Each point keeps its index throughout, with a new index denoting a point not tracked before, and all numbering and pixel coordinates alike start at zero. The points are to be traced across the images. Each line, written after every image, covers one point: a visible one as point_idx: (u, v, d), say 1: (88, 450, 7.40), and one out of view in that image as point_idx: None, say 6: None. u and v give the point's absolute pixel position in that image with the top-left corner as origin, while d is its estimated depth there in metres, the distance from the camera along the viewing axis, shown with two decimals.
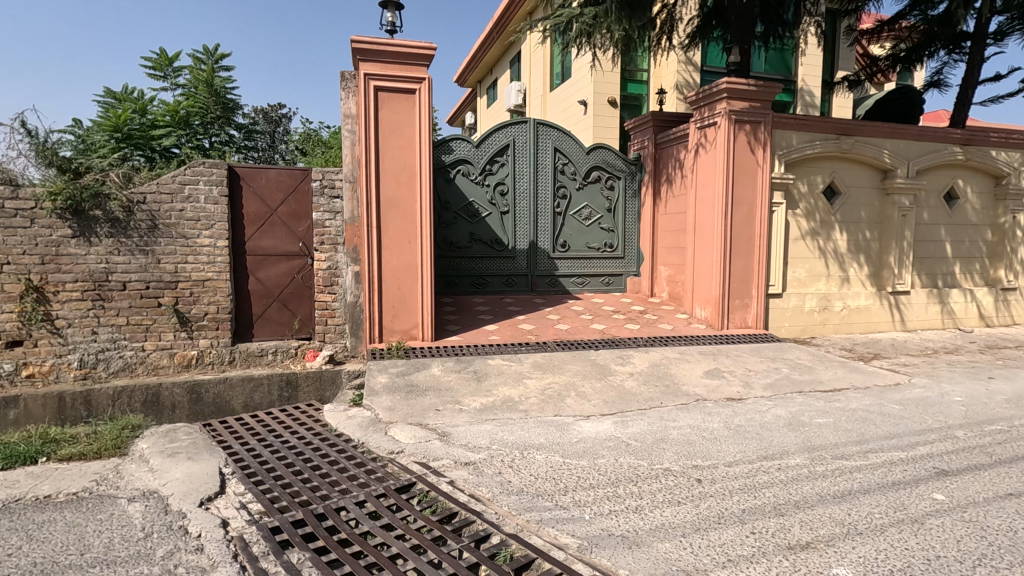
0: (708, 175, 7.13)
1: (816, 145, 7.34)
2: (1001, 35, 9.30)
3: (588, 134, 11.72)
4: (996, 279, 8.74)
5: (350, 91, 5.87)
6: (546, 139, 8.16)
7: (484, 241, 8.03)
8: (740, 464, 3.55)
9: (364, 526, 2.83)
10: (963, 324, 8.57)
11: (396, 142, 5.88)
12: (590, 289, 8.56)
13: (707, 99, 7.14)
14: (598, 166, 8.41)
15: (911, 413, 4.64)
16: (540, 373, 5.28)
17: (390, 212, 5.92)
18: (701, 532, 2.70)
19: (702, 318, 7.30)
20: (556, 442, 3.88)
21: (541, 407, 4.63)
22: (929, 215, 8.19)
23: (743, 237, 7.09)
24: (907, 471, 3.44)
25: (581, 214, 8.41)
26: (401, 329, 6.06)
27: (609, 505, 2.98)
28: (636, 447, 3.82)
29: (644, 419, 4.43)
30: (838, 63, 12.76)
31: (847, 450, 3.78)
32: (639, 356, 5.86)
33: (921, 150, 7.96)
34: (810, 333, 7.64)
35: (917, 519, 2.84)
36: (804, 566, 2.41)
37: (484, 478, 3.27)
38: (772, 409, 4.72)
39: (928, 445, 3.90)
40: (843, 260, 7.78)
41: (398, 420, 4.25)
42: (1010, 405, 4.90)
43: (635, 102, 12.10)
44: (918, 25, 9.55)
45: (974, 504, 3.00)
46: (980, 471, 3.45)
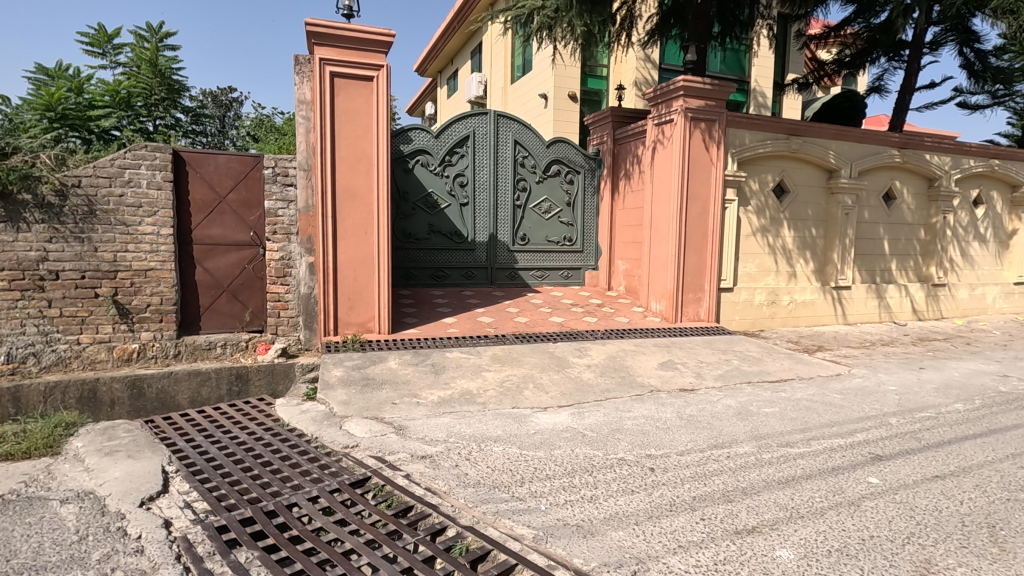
0: (665, 171, 7.27)
1: (767, 145, 7.59)
2: (936, 45, 9.84)
3: (548, 127, 11.76)
4: (928, 275, 9.28)
5: (305, 75, 5.63)
6: (506, 131, 8.14)
7: (443, 233, 7.96)
8: (692, 452, 3.65)
9: (317, 522, 2.77)
10: (898, 317, 9.08)
11: (352, 130, 5.74)
12: (549, 283, 8.61)
13: (665, 96, 7.27)
14: (557, 160, 8.45)
15: (850, 402, 4.89)
16: (499, 366, 5.28)
17: (347, 201, 5.78)
18: (653, 520, 2.76)
19: (657, 311, 7.45)
20: (514, 434, 3.89)
21: (499, 400, 4.63)
22: (870, 214, 8.61)
23: (697, 233, 7.28)
24: (845, 456, 3.62)
25: (540, 207, 8.44)
26: (356, 321, 5.95)
27: (565, 496, 3.01)
28: (592, 437, 3.88)
29: (601, 410, 4.50)
30: (788, 66, 13.25)
31: (791, 438, 3.95)
32: (596, 349, 5.94)
33: (863, 152, 8.35)
34: (759, 326, 7.93)
35: (854, 502, 2.99)
36: (750, 550, 2.51)
37: (440, 471, 3.25)
38: (722, 399, 4.88)
39: (865, 432, 4.12)
40: (791, 256, 8.09)
41: (354, 414, 4.17)
42: (938, 393, 5.24)
43: (595, 98, 12.22)
44: (862, 33, 10.00)
45: (905, 486, 3.19)
46: (910, 455, 3.67)
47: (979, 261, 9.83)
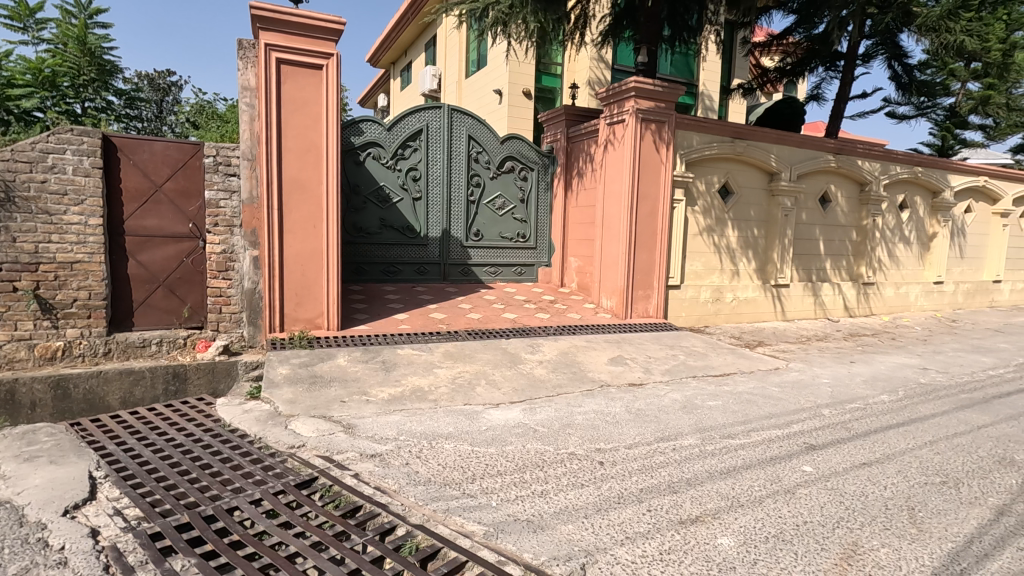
0: (616, 170, 7.39)
1: (714, 147, 7.84)
2: (868, 57, 10.44)
3: (503, 124, 11.75)
4: (859, 274, 9.86)
5: (249, 61, 5.44)
6: (460, 126, 8.08)
7: (395, 227, 7.83)
8: (639, 445, 3.75)
9: (259, 526, 2.67)
10: (832, 314, 9.61)
11: (300, 119, 5.54)
12: (503, 279, 8.63)
13: (617, 96, 7.39)
14: (511, 157, 8.46)
15: (788, 394, 5.14)
16: (451, 362, 5.25)
17: (294, 193, 5.58)
18: (602, 512, 2.82)
19: (608, 308, 7.60)
20: (465, 431, 3.88)
21: (451, 396, 4.60)
22: (807, 216, 9.06)
23: (647, 231, 7.45)
24: (782, 447, 3.80)
25: (494, 203, 8.43)
26: (304, 317, 5.77)
27: (515, 491, 3.03)
28: (543, 432, 3.92)
29: (552, 405, 4.55)
30: (734, 72, 13.74)
31: (733, 430, 4.11)
32: (548, 345, 6.00)
33: (802, 156, 8.77)
34: (704, 322, 8.22)
35: (789, 490, 3.15)
36: (693, 539, 2.59)
37: (390, 470, 3.21)
38: (668, 393, 5.03)
39: (801, 422, 4.34)
40: (734, 255, 8.41)
41: (300, 413, 4.04)
42: (866, 385, 5.58)
43: (549, 95, 12.29)
44: (802, 42, 10.49)
45: (835, 474, 3.38)
46: (841, 444, 3.89)
47: (904, 261, 10.51)
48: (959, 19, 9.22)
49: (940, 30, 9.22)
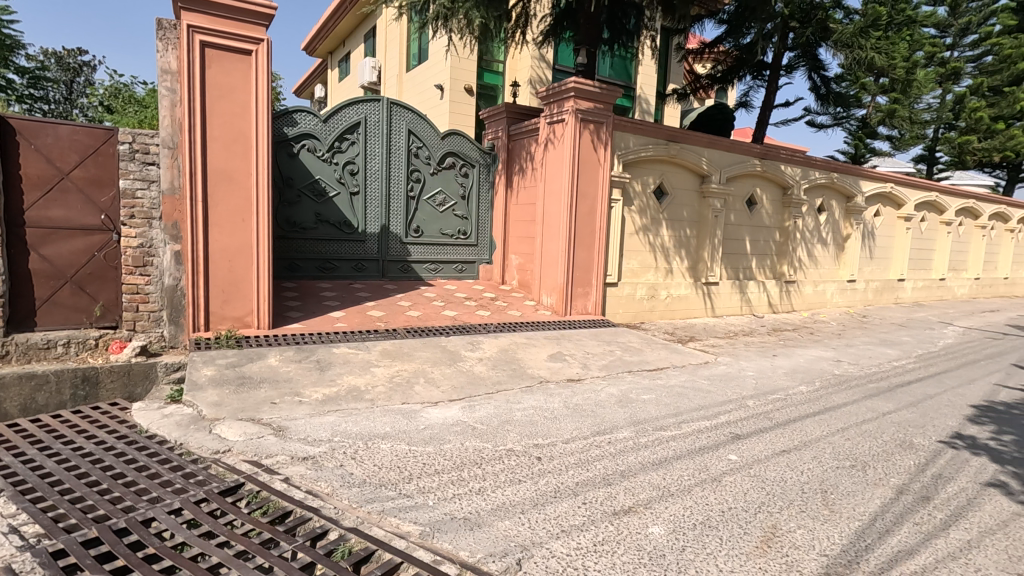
0: (556, 169, 7.49)
1: (649, 149, 8.09)
2: (791, 69, 11.07)
3: (444, 119, 11.63)
4: (781, 273, 10.47)
5: (170, 42, 5.09)
6: (400, 120, 7.92)
7: (331, 222, 7.59)
8: (577, 440, 3.82)
9: (179, 537, 2.51)
10: (757, 310, 10.16)
11: (227, 107, 5.26)
12: (443, 276, 8.55)
13: (557, 96, 7.48)
14: (452, 153, 8.38)
15: (716, 386, 5.40)
16: (389, 361, 5.14)
17: (221, 184, 5.29)
18: (538, 507, 2.84)
19: (548, 305, 7.69)
20: (403, 430, 3.82)
21: (389, 395, 4.51)
22: (735, 217, 9.53)
23: (586, 230, 7.59)
24: (710, 437, 3.98)
25: (435, 200, 8.33)
26: (232, 316, 5.49)
27: (453, 489, 3.00)
28: (482, 430, 3.91)
29: (492, 402, 4.56)
30: (669, 77, 14.24)
31: (665, 422, 4.27)
32: (488, 342, 6.00)
33: (731, 160, 9.20)
34: (640, 318, 8.48)
35: (716, 478, 3.29)
36: (626, 529, 2.67)
37: (323, 472, 3.10)
38: (605, 388, 5.16)
39: (728, 413, 4.57)
40: (668, 254, 8.72)
41: (226, 416, 3.84)
42: (786, 377, 5.95)
43: (491, 93, 12.28)
44: (731, 52, 10.99)
45: (758, 461, 3.58)
46: (763, 433, 4.12)
47: (821, 261, 11.26)
48: (869, 37, 9.95)
49: (853, 46, 9.92)
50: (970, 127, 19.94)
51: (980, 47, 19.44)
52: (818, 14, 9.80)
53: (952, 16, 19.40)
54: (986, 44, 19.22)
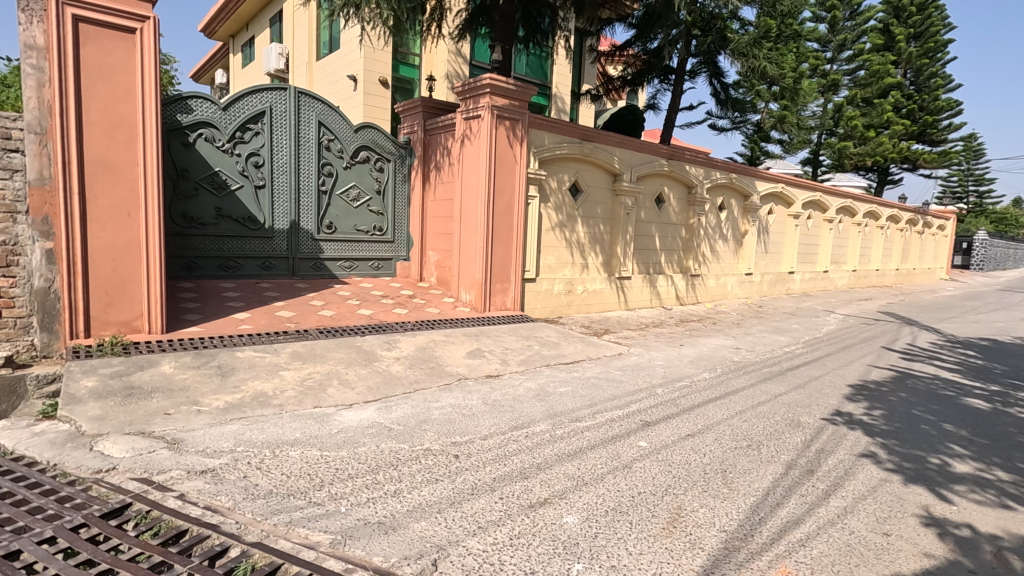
0: (473, 165, 7.45)
1: (564, 147, 8.26)
2: (694, 74, 11.72)
3: (358, 112, 11.25)
4: (688, 267, 11.11)
5: (36, 14, 4.44)
6: (309, 111, 7.57)
7: (234, 218, 7.11)
8: (494, 436, 3.83)
9: (51, 569, 2.22)
10: (666, 303, 10.71)
11: (108, 89, 4.77)
12: (358, 274, 8.28)
13: (472, 92, 7.45)
14: (366, 146, 8.12)
15: (629, 376, 5.64)
16: (299, 364, 4.90)
17: (101, 175, 4.79)
18: (455, 505, 2.82)
19: (467, 302, 7.66)
20: (314, 436, 3.65)
21: (299, 400, 4.30)
22: (645, 214, 9.98)
23: (503, 226, 7.62)
24: (622, 426, 4.14)
25: (348, 194, 8.04)
26: (118, 320, 5.00)
27: (367, 494, 2.91)
28: (398, 431, 3.83)
29: (408, 402, 4.46)
30: (583, 78, 14.65)
31: (581, 413, 4.39)
32: (406, 341, 5.88)
33: (641, 160, 9.61)
34: (557, 313, 8.66)
35: (627, 465, 3.43)
36: (541, 521, 2.71)
37: (224, 486, 2.90)
38: (523, 382, 5.23)
39: (639, 402, 4.78)
40: (584, 250, 8.97)
41: (111, 431, 3.49)
42: (692, 364, 6.33)
43: (407, 86, 12.03)
44: (640, 55, 11.46)
45: (665, 446, 3.77)
46: (670, 419, 4.35)
47: (723, 255, 12.06)
48: (761, 47, 10.76)
49: (748, 55, 10.68)
50: (848, 133, 22.13)
51: (855, 61, 21.60)
52: (717, 23, 10.63)
53: (831, 32, 21.41)
54: (859, 59, 21.38)
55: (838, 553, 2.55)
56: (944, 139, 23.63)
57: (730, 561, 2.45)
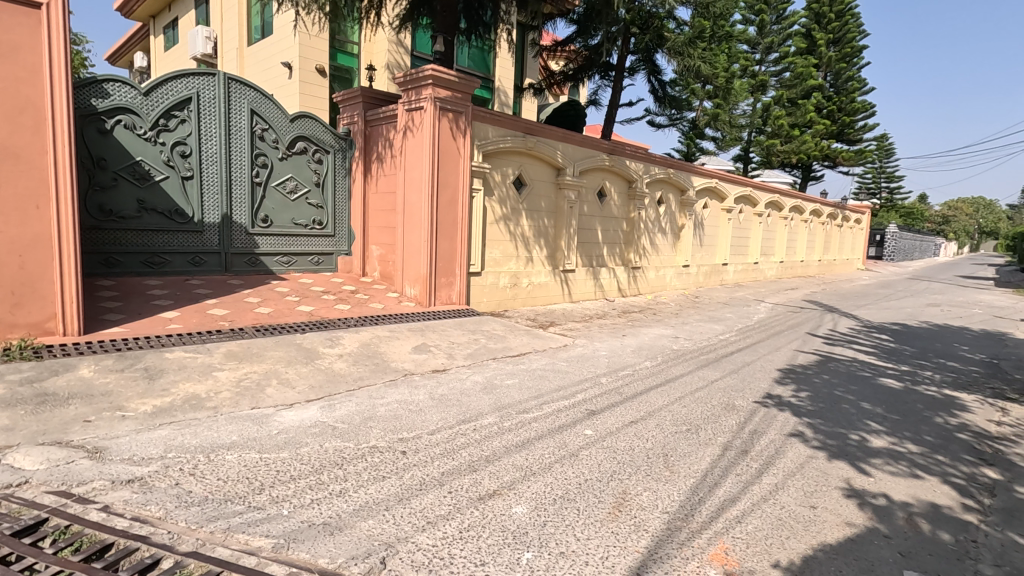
0: (416, 157, 7.33)
1: (507, 140, 8.27)
2: (633, 71, 12.01)
3: (293, 100, 10.82)
4: (629, 260, 11.42)
5: None
6: (240, 99, 7.20)
7: (160, 211, 6.69)
8: (442, 430, 3.81)
9: None
10: (609, 295, 10.97)
11: (10, 69, 4.34)
12: (297, 269, 7.98)
13: (414, 82, 7.31)
14: (303, 137, 7.83)
15: (574, 367, 5.75)
16: (234, 364, 4.67)
17: (4, 164, 4.35)
18: (403, 502, 2.78)
19: (412, 296, 7.55)
20: (253, 438, 3.50)
21: (235, 401, 4.10)
22: (588, 208, 10.16)
23: (448, 220, 7.54)
24: (568, 415, 4.21)
25: (284, 187, 7.73)
26: (28, 322, 4.59)
27: (311, 495, 2.82)
28: (343, 429, 3.73)
29: (352, 399, 4.35)
30: (526, 72, 14.72)
31: (528, 405, 4.43)
32: (349, 337, 5.73)
33: (583, 155, 9.77)
34: (503, 306, 8.69)
35: (574, 453, 3.50)
36: (490, 513, 2.72)
37: (154, 494, 2.73)
38: (470, 376, 5.22)
39: (584, 391, 4.88)
40: (528, 243, 9.03)
41: (21, 442, 3.20)
42: (634, 354, 6.53)
43: (346, 75, 11.68)
44: (581, 51, 11.64)
45: (610, 433, 3.87)
46: (614, 407, 4.46)
47: (662, 248, 12.47)
48: (695, 47, 11.16)
49: (683, 54, 11.07)
50: (775, 132, 23.40)
51: (780, 64, 22.82)
52: (655, 22, 10.78)
53: (760, 35, 22.49)
54: (785, 62, 22.61)
55: (771, 527, 2.70)
56: (860, 139, 25.38)
57: (673, 541, 2.55)
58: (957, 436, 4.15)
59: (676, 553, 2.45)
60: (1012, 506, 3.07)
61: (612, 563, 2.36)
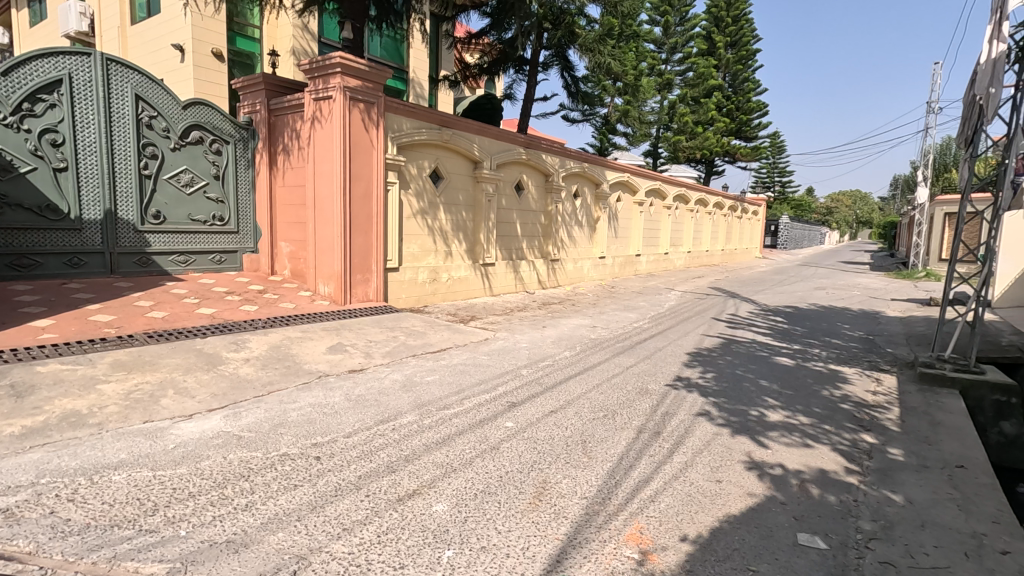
0: (325, 149, 6.99)
1: (422, 133, 8.09)
2: (546, 66, 12.17)
3: (187, 86, 9.98)
4: (548, 252, 11.62)
5: None
6: (122, 83, 6.54)
7: (28, 207, 5.94)
8: (359, 432, 3.67)
9: None
10: (529, 287, 11.11)
11: None
12: (196, 269, 7.39)
13: (321, 70, 6.96)
14: (198, 125, 7.24)
15: (494, 360, 5.76)
16: (122, 374, 4.25)
17: None
18: (316, 510, 2.65)
19: (325, 295, 7.23)
20: (145, 455, 3.19)
21: (124, 415, 3.71)
22: (506, 202, 10.20)
23: (362, 214, 7.27)
24: (489, 409, 4.20)
25: (177, 179, 7.13)
26: None
27: (213, 512, 2.61)
28: (248, 438, 3.49)
29: (261, 406, 4.08)
30: (441, 64, 14.51)
31: (449, 400, 4.38)
32: (256, 340, 5.38)
33: (499, 148, 9.78)
34: (422, 302, 8.54)
35: (495, 446, 3.50)
36: (410, 513, 2.66)
37: (22, 527, 2.41)
38: (389, 375, 5.08)
39: (505, 384, 4.89)
40: (447, 237, 8.93)
41: None
42: (554, 344, 6.65)
43: (246, 61, 10.94)
44: (495, 44, 11.60)
45: (529, 425, 3.90)
46: (534, 398, 4.51)
47: (579, 240, 12.79)
48: (605, 44, 11.58)
49: (594, 51, 11.41)
50: (680, 129, 24.77)
51: (684, 63, 24.12)
52: (566, 19, 10.86)
53: (665, 35, 23.60)
54: (688, 62, 23.94)
55: (682, 504, 2.84)
56: (755, 137, 27.37)
57: (591, 525, 2.61)
58: (841, 406, 4.59)
59: (594, 537, 2.51)
60: (885, 466, 3.43)
61: (532, 553, 2.38)
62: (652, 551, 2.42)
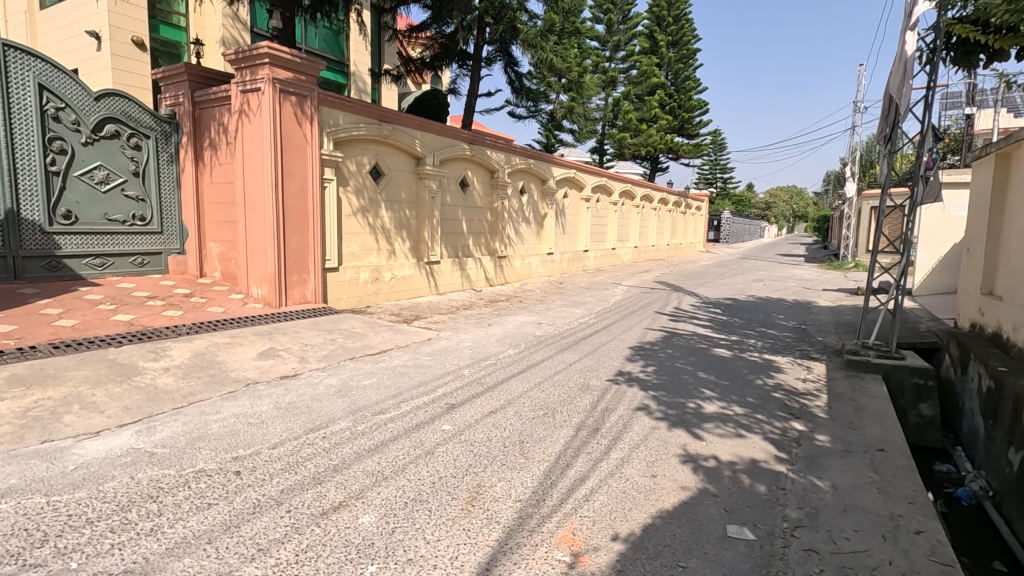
0: (255, 143, 6.64)
1: (360, 128, 7.81)
2: (490, 61, 12.04)
3: (104, 77, 9.32)
4: (495, 249, 11.54)
5: None
6: (22, 71, 5.99)
7: None
8: (286, 442, 3.47)
9: None
10: (476, 285, 11.01)
11: None
12: (114, 272, 6.89)
13: (248, 61, 6.60)
14: (114, 118, 6.74)
15: (435, 360, 5.62)
16: (21, 390, 3.87)
17: None
18: (230, 530, 2.47)
19: (259, 297, 6.90)
20: (40, 479, 2.90)
21: (19, 435, 3.37)
22: (451, 199, 10.05)
23: (296, 212, 6.97)
24: (427, 412, 4.08)
25: (91, 176, 6.61)
26: None
27: (113, 538, 2.39)
28: (162, 454, 3.25)
29: (179, 419, 3.81)
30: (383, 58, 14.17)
31: (384, 405, 4.23)
32: (178, 347, 5.05)
33: (443, 144, 9.61)
34: (365, 303, 8.30)
35: (430, 451, 3.38)
36: (333, 528, 2.51)
37: None
38: (324, 379, 4.86)
39: (444, 385, 4.78)
40: (389, 236, 8.70)
41: None
42: (498, 343, 6.57)
43: (172, 50, 10.31)
44: (437, 39, 11.37)
45: (467, 427, 3.80)
46: (474, 399, 4.42)
47: (526, 237, 12.78)
48: (547, 41, 11.42)
49: (536, 47, 11.24)
50: (625, 126, 25.25)
51: (627, 61, 24.53)
52: (507, 14, 10.82)
53: (608, 33, 23.94)
54: (631, 60, 24.36)
55: (615, 502, 2.82)
56: (697, 134, 28.19)
57: (523, 529, 2.55)
58: (773, 395, 4.72)
59: (525, 541, 2.45)
60: (812, 452, 3.53)
61: (461, 563, 2.29)
62: (583, 553, 2.38)
